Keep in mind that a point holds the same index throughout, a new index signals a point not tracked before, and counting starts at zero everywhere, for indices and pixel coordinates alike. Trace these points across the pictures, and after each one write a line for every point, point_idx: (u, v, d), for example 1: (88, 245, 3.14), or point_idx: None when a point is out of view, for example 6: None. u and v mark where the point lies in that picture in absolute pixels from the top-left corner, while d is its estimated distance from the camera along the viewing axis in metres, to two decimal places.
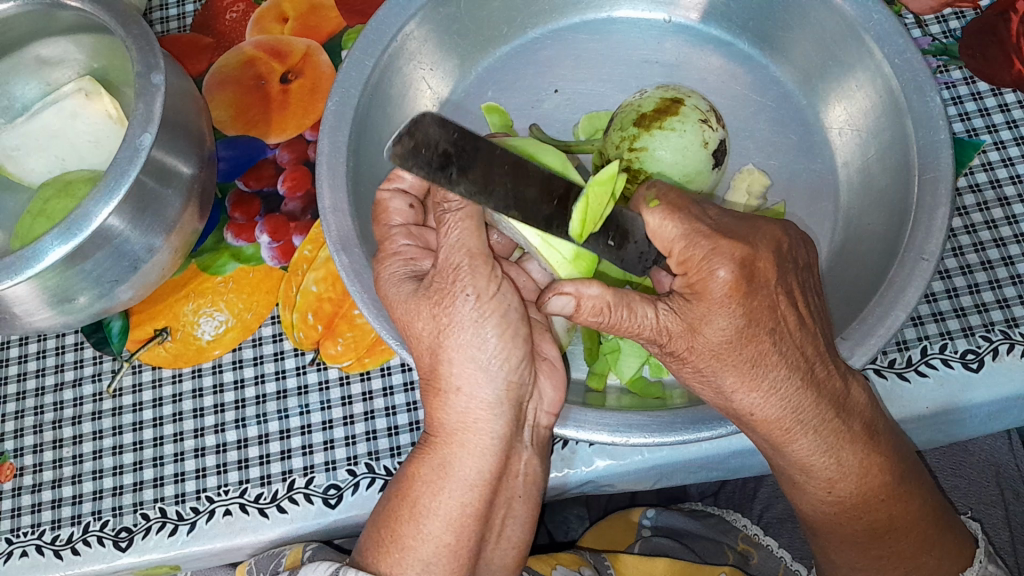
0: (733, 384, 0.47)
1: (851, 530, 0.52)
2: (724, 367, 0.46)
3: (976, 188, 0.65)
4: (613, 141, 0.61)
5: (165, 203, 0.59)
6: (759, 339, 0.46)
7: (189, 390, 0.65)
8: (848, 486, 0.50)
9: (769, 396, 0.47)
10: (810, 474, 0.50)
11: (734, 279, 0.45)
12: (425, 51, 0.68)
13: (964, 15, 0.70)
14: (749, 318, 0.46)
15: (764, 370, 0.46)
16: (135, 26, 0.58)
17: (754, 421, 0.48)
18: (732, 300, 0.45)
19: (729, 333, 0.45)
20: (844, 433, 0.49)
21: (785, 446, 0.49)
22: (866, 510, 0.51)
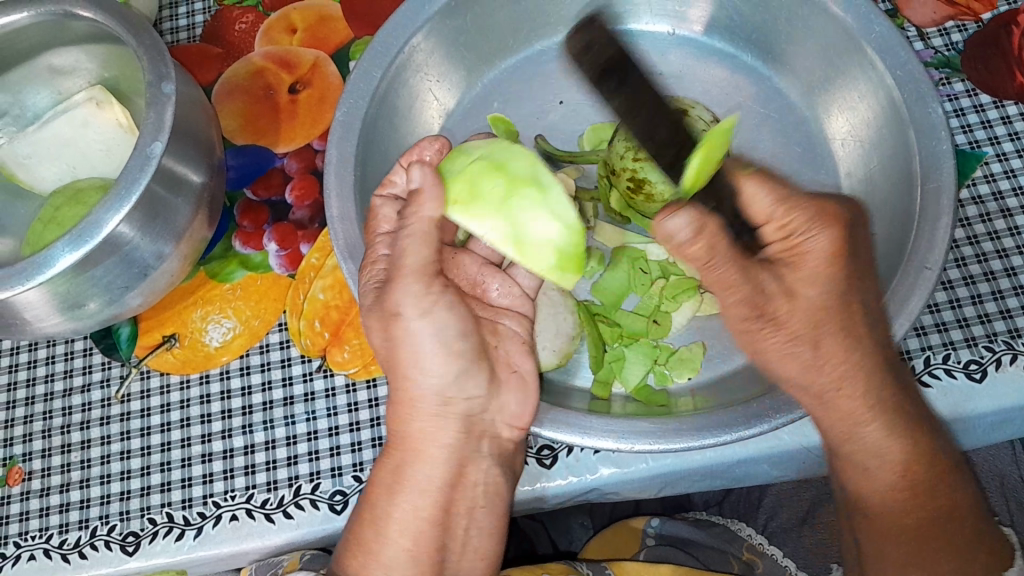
0: (819, 355, 0.51)
1: (913, 529, 0.50)
2: (800, 340, 0.52)
3: (979, 199, 0.65)
4: (618, 151, 0.61)
5: (175, 211, 0.60)
6: (840, 311, 0.52)
7: (197, 396, 0.65)
8: (912, 464, 0.50)
9: (848, 370, 0.51)
10: (878, 462, 0.51)
11: (816, 257, 0.52)
12: (432, 62, 0.68)
13: (965, 29, 0.71)
14: (823, 291, 0.52)
15: (850, 345, 0.51)
16: (147, 36, 0.59)
17: (834, 398, 0.51)
18: (802, 276, 0.52)
19: (796, 305, 0.52)
20: (906, 414, 0.51)
21: (855, 428, 0.51)
22: (926, 491, 0.50)
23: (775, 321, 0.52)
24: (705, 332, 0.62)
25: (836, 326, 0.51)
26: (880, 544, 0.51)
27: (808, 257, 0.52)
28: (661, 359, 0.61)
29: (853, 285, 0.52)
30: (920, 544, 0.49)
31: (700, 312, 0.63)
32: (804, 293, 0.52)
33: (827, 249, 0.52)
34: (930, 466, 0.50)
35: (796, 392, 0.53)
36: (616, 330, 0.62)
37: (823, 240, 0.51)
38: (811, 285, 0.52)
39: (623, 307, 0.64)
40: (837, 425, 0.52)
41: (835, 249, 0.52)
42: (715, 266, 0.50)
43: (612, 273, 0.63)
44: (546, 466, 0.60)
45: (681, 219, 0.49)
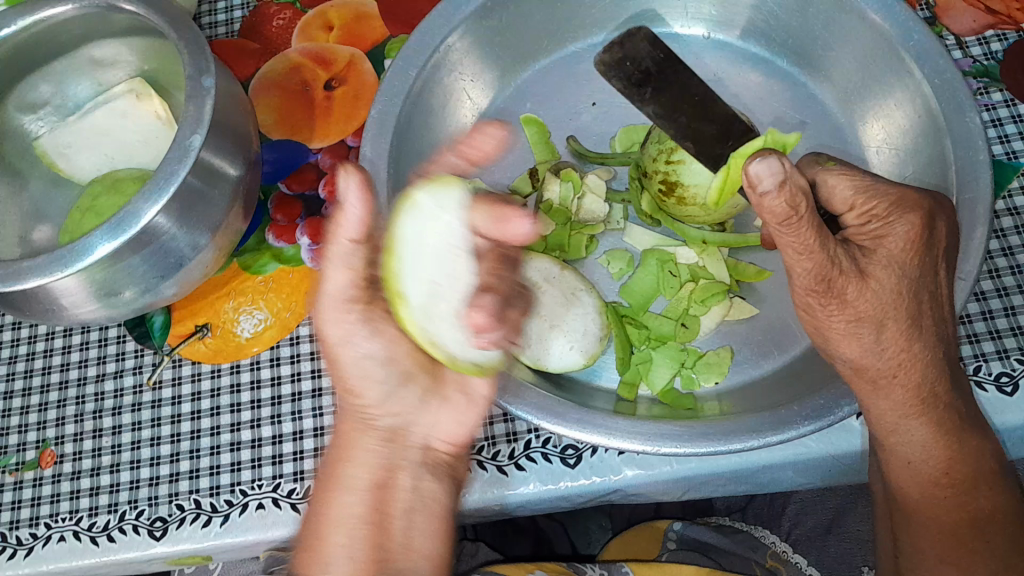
0: (882, 339, 0.49)
1: (953, 528, 0.52)
2: (866, 323, 0.49)
3: (1015, 211, 0.65)
4: (651, 153, 0.62)
5: (211, 204, 0.61)
6: (908, 297, 0.49)
7: (227, 385, 0.66)
8: (956, 464, 0.51)
9: (907, 362, 0.49)
10: (924, 456, 0.51)
11: (898, 243, 0.49)
12: (467, 62, 0.69)
13: (1005, 38, 0.71)
14: (897, 277, 0.48)
15: (911, 334, 0.49)
16: (188, 30, 0.60)
17: (890, 387, 0.49)
18: (882, 258, 0.49)
19: (868, 287, 0.48)
20: (955, 411, 0.51)
21: (902, 423, 0.51)
22: (967, 493, 0.52)
23: (842, 302, 0.48)
24: (734, 337, 0.62)
25: (905, 313, 0.49)
26: (920, 538, 0.53)
27: (889, 242, 0.49)
28: (688, 362, 0.61)
29: (923, 273, 0.49)
30: (960, 543, 0.52)
31: (729, 317, 0.62)
32: (879, 275, 0.48)
33: (908, 236, 0.49)
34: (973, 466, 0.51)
35: (851, 375, 0.51)
36: (644, 331, 0.63)
37: (905, 228, 0.48)
38: (884, 269, 0.48)
39: (652, 309, 0.64)
40: (884, 416, 0.51)
41: (914, 237, 0.48)
42: (790, 227, 0.45)
43: (641, 275, 0.64)
44: (570, 465, 0.60)
45: (774, 162, 0.44)
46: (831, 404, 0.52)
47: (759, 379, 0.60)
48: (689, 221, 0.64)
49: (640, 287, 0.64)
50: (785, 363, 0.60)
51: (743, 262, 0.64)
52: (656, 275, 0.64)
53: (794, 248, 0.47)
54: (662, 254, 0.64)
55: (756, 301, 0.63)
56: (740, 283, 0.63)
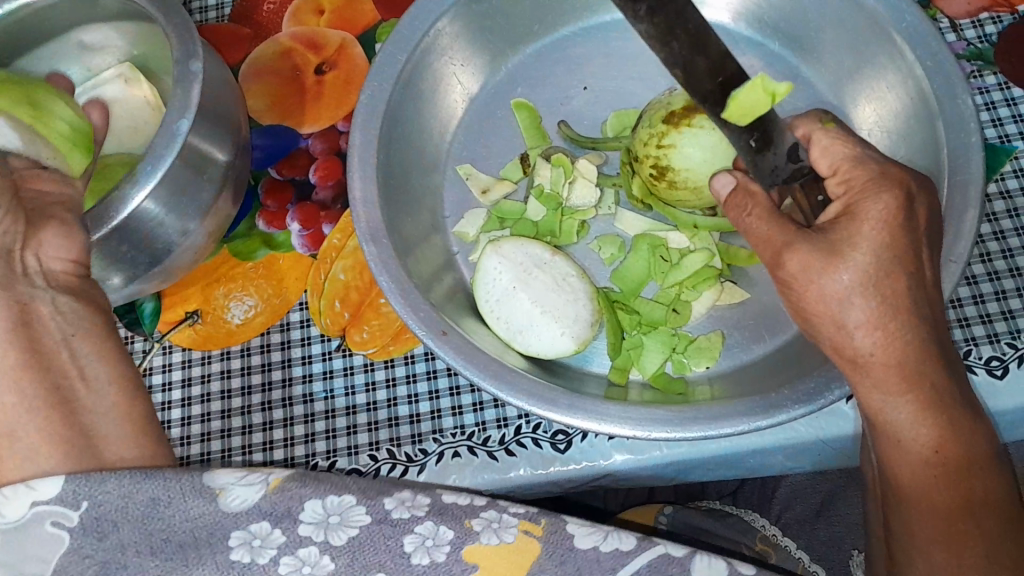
0: (860, 317, 0.47)
1: (947, 511, 0.47)
2: (840, 302, 0.47)
3: (1007, 194, 0.64)
4: (642, 137, 0.61)
5: (200, 190, 0.60)
6: (885, 274, 0.47)
7: (217, 371, 0.66)
8: (946, 442, 0.47)
9: (886, 338, 0.47)
10: (913, 434, 0.48)
11: (872, 222, 0.48)
12: (456, 47, 0.69)
13: (1000, 20, 0.70)
14: (873, 256, 0.47)
15: (888, 313, 0.47)
16: (176, 15, 0.59)
17: (869, 365, 0.47)
18: (856, 237, 0.48)
19: (841, 267, 0.47)
20: (947, 390, 0.47)
21: (889, 400, 0.47)
22: (962, 476, 0.47)
23: (811, 283, 0.48)
24: (725, 322, 0.62)
25: (881, 291, 0.47)
26: (910, 521, 0.49)
27: (862, 222, 0.48)
28: (679, 348, 0.61)
29: (905, 252, 0.48)
30: (950, 525, 0.47)
31: (720, 301, 0.62)
32: (852, 254, 0.47)
33: (880, 217, 0.48)
34: (967, 445, 0.47)
35: (834, 353, 0.50)
36: (635, 316, 0.62)
37: (879, 208, 0.48)
38: (859, 249, 0.48)
39: (643, 294, 0.64)
40: (870, 395, 0.48)
41: (887, 215, 0.48)
42: (748, 215, 0.52)
43: (633, 260, 0.64)
44: (560, 450, 0.60)
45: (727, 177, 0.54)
46: (821, 387, 0.52)
47: (749, 365, 0.60)
48: (679, 205, 0.62)
49: (632, 273, 0.63)
50: (775, 348, 0.60)
51: (735, 246, 0.63)
52: (647, 260, 0.63)
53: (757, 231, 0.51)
54: (653, 239, 0.64)
55: (748, 285, 0.63)
56: (731, 268, 0.63)
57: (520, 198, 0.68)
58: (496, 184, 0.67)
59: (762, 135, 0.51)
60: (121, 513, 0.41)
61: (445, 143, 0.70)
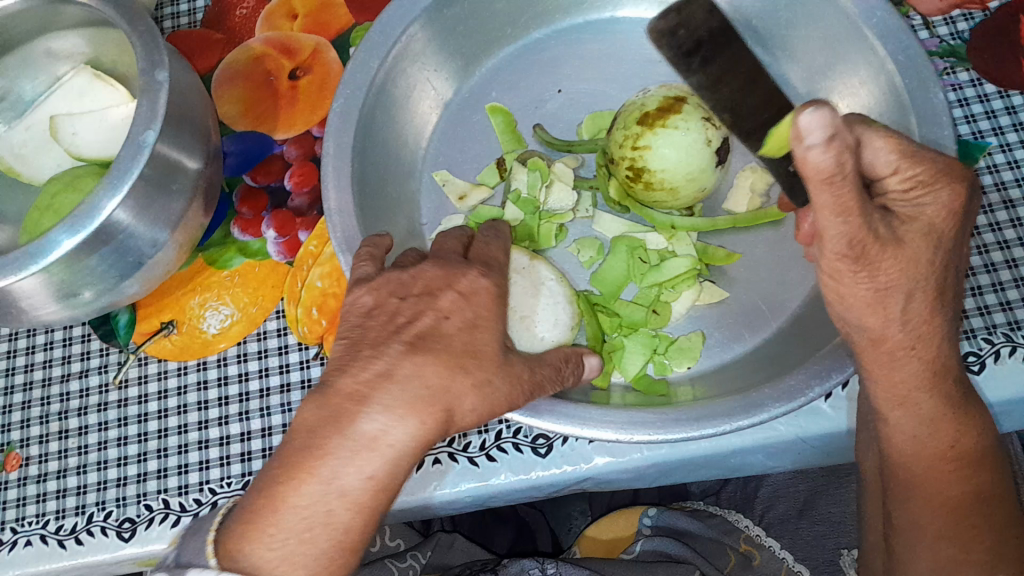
0: (907, 309, 0.46)
1: (956, 504, 0.50)
2: (891, 291, 0.46)
3: (982, 190, 0.65)
4: (616, 140, 0.61)
5: (169, 200, 0.60)
6: (936, 271, 0.47)
7: (194, 382, 0.66)
8: (955, 437, 0.49)
9: (924, 335, 0.47)
10: (931, 430, 0.49)
11: (935, 211, 0.46)
12: (428, 52, 0.68)
13: (972, 17, 0.71)
14: (929, 245, 0.46)
15: (934, 305, 0.47)
16: (143, 21, 0.59)
17: (905, 359, 0.48)
18: (919, 223, 0.46)
19: (902, 252, 0.45)
20: (963, 393, 0.50)
21: (913, 396, 0.49)
22: (968, 470, 0.50)
23: (872, 267, 0.45)
24: (704, 322, 0.62)
25: (927, 284, 0.46)
26: (916, 513, 0.51)
27: (926, 210, 0.46)
28: (660, 349, 0.61)
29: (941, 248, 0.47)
30: (960, 519, 0.49)
31: (699, 301, 0.62)
32: (912, 240, 0.46)
33: (943, 207, 0.46)
34: (978, 442, 0.50)
35: (864, 343, 0.49)
36: (616, 320, 0.62)
37: (945, 199, 0.46)
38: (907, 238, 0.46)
39: (623, 297, 0.63)
40: (894, 389, 0.49)
41: (950, 209, 0.46)
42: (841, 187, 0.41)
43: (612, 262, 0.63)
44: (541, 455, 0.60)
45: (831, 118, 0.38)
46: (802, 386, 0.52)
47: (731, 364, 0.60)
48: (657, 206, 0.63)
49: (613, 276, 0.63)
50: (756, 347, 0.60)
51: (712, 246, 0.63)
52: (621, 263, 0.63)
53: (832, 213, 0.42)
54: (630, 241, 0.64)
55: (727, 285, 0.62)
56: (709, 268, 0.63)
57: (497, 203, 0.67)
58: (473, 189, 0.67)
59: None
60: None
61: (421, 148, 0.69)
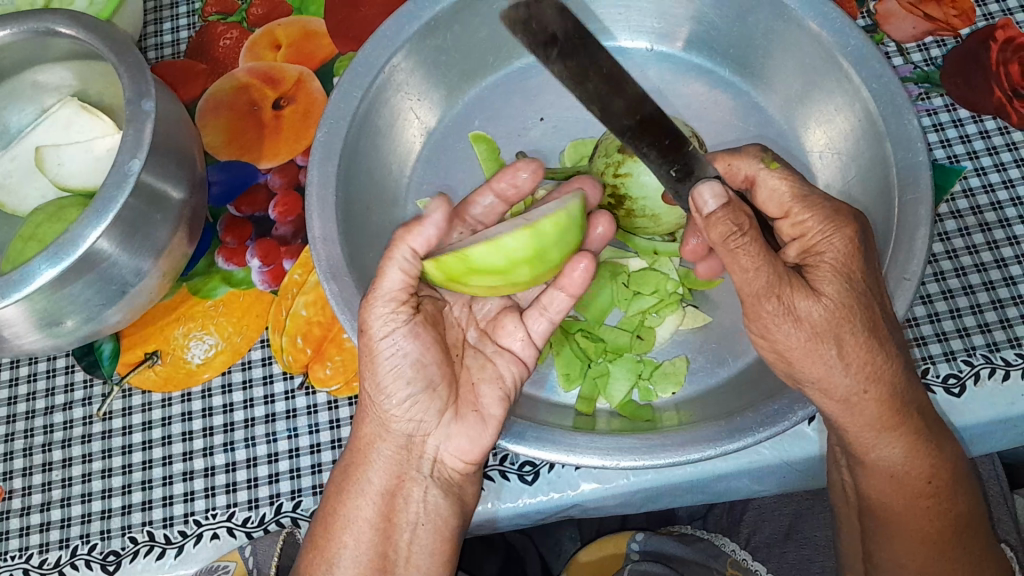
0: (844, 355, 0.47)
1: (934, 537, 0.51)
2: (822, 339, 0.47)
3: (958, 214, 0.66)
4: (598, 166, 0.62)
5: (155, 228, 0.60)
6: (861, 311, 0.47)
7: (178, 413, 0.65)
8: (926, 473, 0.50)
9: (873, 375, 0.48)
10: (907, 467, 0.50)
11: (835, 257, 0.48)
12: (411, 81, 0.69)
13: (945, 44, 0.72)
14: (846, 290, 0.47)
15: (872, 345, 0.47)
16: (128, 54, 0.59)
17: (862, 404, 0.48)
18: (825, 272, 0.48)
19: (821, 303, 0.47)
20: (926, 429, 0.50)
21: (880, 437, 0.49)
22: (944, 503, 0.51)
23: (796, 316, 0.47)
24: (688, 346, 0.62)
25: (861, 324, 0.47)
26: (898, 551, 0.52)
27: (827, 257, 0.48)
28: (645, 374, 0.61)
29: (873, 285, 0.48)
30: (939, 551, 0.51)
31: (682, 326, 0.62)
32: (830, 290, 0.47)
33: (842, 252, 0.48)
34: (952, 474, 0.51)
35: (818, 396, 0.49)
36: (600, 344, 0.62)
37: (840, 244, 0.48)
38: (832, 283, 0.47)
39: (607, 322, 0.64)
40: (863, 432, 0.49)
41: (850, 251, 0.48)
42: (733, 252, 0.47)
43: (597, 288, 0.63)
44: (527, 482, 0.60)
45: (721, 188, 0.48)
46: (784, 410, 0.52)
47: (716, 388, 0.60)
48: (639, 233, 0.63)
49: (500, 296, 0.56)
50: (739, 371, 0.60)
51: (694, 271, 0.63)
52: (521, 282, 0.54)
53: (740, 267, 0.47)
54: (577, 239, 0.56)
55: (709, 309, 0.63)
56: (692, 292, 0.63)
57: None
58: None
59: (683, 167, 0.52)
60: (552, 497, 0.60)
61: (404, 176, 0.70)
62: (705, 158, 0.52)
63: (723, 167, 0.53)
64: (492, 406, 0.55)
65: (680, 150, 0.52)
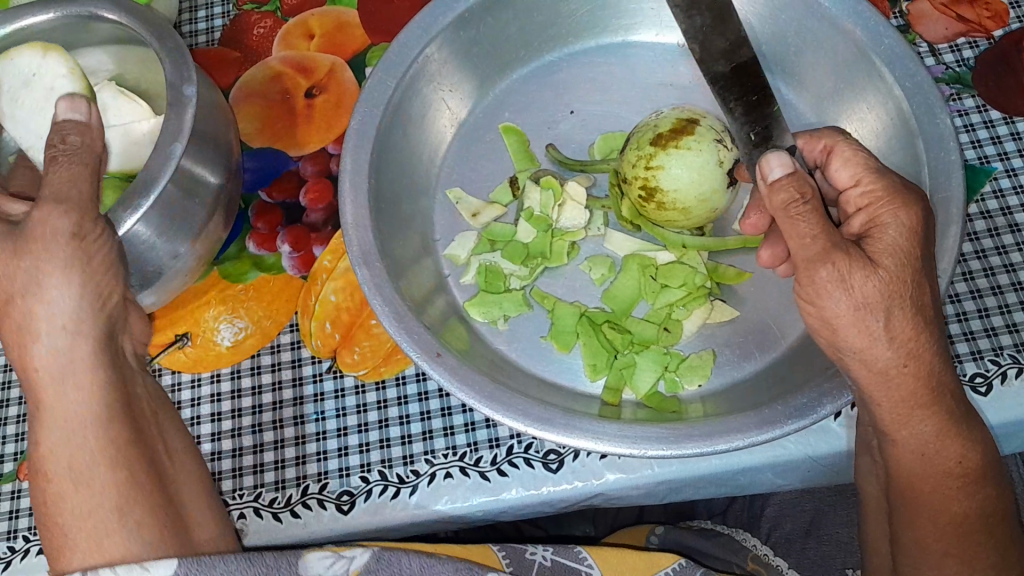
0: (891, 326, 0.47)
1: (962, 521, 0.51)
2: (874, 309, 0.47)
3: (987, 214, 0.66)
4: (630, 160, 0.62)
5: (191, 211, 0.60)
6: (912, 287, 0.47)
7: (207, 395, 0.66)
8: (958, 455, 0.50)
9: (914, 351, 0.47)
10: (937, 448, 0.50)
11: (896, 231, 0.48)
12: (444, 72, 0.69)
13: (977, 45, 0.72)
14: (903, 265, 0.47)
15: (917, 322, 0.47)
16: (169, 38, 0.60)
17: (900, 377, 0.48)
18: (885, 246, 0.48)
19: (876, 275, 0.47)
20: (957, 413, 0.50)
21: (913, 414, 0.49)
22: (974, 487, 0.51)
23: (847, 284, 0.47)
24: (715, 340, 0.62)
25: (910, 301, 0.47)
26: (923, 530, 0.52)
27: (889, 231, 0.49)
28: (671, 366, 0.61)
29: (921, 264, 0.49)
30: (965, 535, 0.51)
31: (710, 320, 0.62)
32: (887, 262, 0.47)
33: (906, 227, 0.49)
34: (982, 457, 0.51)
35: (858, 366, 0.49)
36: (627, 336, 0.62)
37: (904, 219, 0.49)
38: (891, 257, 0.48)
39: (633, 314, 0.64)
40: (895, 409, 0.49)
41: (912, 227, 0.49)
42: (794, 211, 0.48)
43: (624, 280, 0.64)
44: (552, 470, 0.61)
45: (788, 160, 0.51)
46: (813, 402, 0.53)
47: (742, 382, 0.61)
48: (669, 225, 0.64)
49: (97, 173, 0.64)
50: (767, 365, 0.61)
51: (723, 265, 0.64)
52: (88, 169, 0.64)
53: (798, 234, 0.48)
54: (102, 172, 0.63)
55: (736, 303, 0.63)
56: (720, 286, 0.64)
57: (509, 221, 0.68)
58: (486, 207, 0.68)
59: (761, 131, 0.56)
60: (574, 486, 0.60)
61: (434, 166, 0.70)
62: (787, 127, 0.56)
63: (804, 145, 0.55)
64: (75, 400, 0.46)
65: (763, 109, 0.56)
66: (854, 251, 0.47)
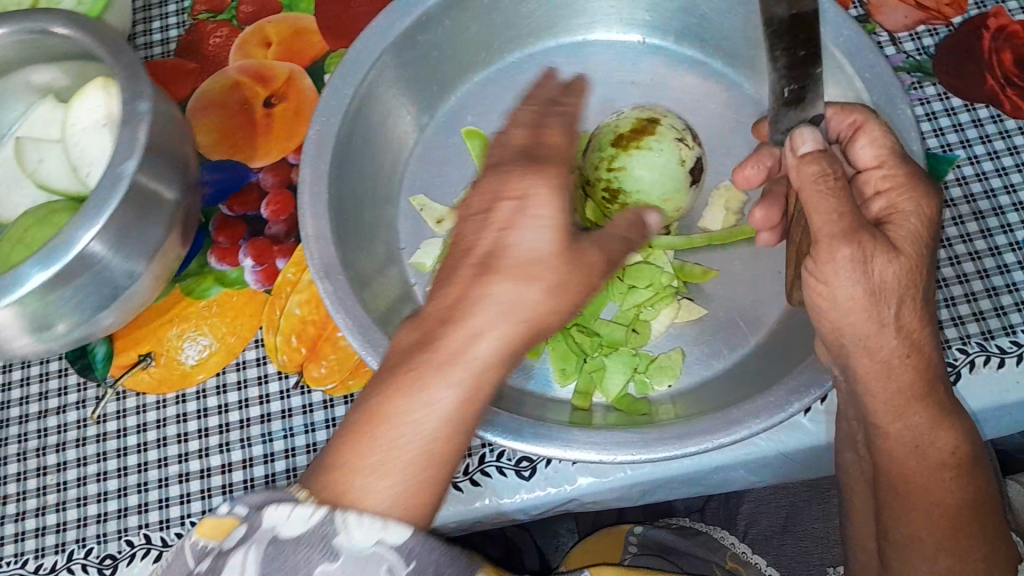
0: (902, 315, 0.46)
1: (955, 513, 0.50)
2: (888, 296, 0.46)
3: (951, 203, 0.66)
4: (591, 162, 0.62)
5: (147, 229, 0.59)
6: (923, 277, 0.47)
7: (172, 416, 0.65)
8: (952, 448, 0.50)
9: (919, 342, 0.47)
10: (932, 438, 0.49)
11: (916, 221, 0.48)
12: (402, 78, 0.68)
13: (936, 32, 0.72)
14: (921, 253, 0.47)
15: (925, 314, 0.48)
16: (119, 56, 0.58)
17: (903, 367, 0.47)
18: (906, 232, 0.48)
19: (899, 261, 0.46)
20: (947, 407, 0.50)
21: (907, 404, 0.49)
22: (965, 480, 0.51)
23: (867, 265, 0.45)
24: (684, 339, 0.62)
25: (920, 291, 0.47)
26: (914, 524, 0.51)
27: (911, 218, 0.48)
28: (641, 367, 0.61)
29: (930, 258, 0.49)
30: (955, 527, 0.50)
31: (678, 318, 0.62)
32: (909, 249, 0.47)
33: (926, 216, 0.49)
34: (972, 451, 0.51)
35: (861, 354, 0.48)
36: (596, 338, 0.62)
37: (925, 209, 0.48)
38: (912, 244, 0.47)
39: (602, 316, 0.64)
40: (894, 399, 0.48)
41: (929, 218, 0.48)
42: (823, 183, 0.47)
43: None
44: (524, 477, 0.60)
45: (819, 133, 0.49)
46: (782, 401, 0.52)
47: (712, 380, 0.60)
48: None
49: None
50: (736, 363, 0.60)
51: (689, 264, 0.64)
52: None
53: (825, 208, 0.46)
54: None
55: (705, 301, 0.63)
56: (687, 284, 0.64)
57: None
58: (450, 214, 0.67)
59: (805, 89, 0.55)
60: (547, 492, 0.60)
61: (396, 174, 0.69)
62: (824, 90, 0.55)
63: (833, 115, 0.54)
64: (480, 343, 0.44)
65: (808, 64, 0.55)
66: (879, 235, 0.46)
